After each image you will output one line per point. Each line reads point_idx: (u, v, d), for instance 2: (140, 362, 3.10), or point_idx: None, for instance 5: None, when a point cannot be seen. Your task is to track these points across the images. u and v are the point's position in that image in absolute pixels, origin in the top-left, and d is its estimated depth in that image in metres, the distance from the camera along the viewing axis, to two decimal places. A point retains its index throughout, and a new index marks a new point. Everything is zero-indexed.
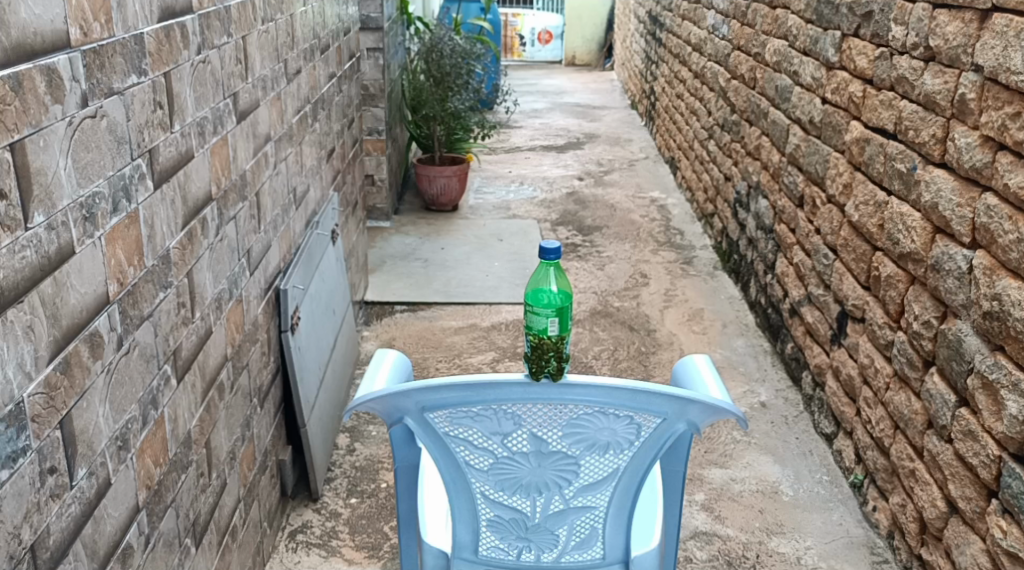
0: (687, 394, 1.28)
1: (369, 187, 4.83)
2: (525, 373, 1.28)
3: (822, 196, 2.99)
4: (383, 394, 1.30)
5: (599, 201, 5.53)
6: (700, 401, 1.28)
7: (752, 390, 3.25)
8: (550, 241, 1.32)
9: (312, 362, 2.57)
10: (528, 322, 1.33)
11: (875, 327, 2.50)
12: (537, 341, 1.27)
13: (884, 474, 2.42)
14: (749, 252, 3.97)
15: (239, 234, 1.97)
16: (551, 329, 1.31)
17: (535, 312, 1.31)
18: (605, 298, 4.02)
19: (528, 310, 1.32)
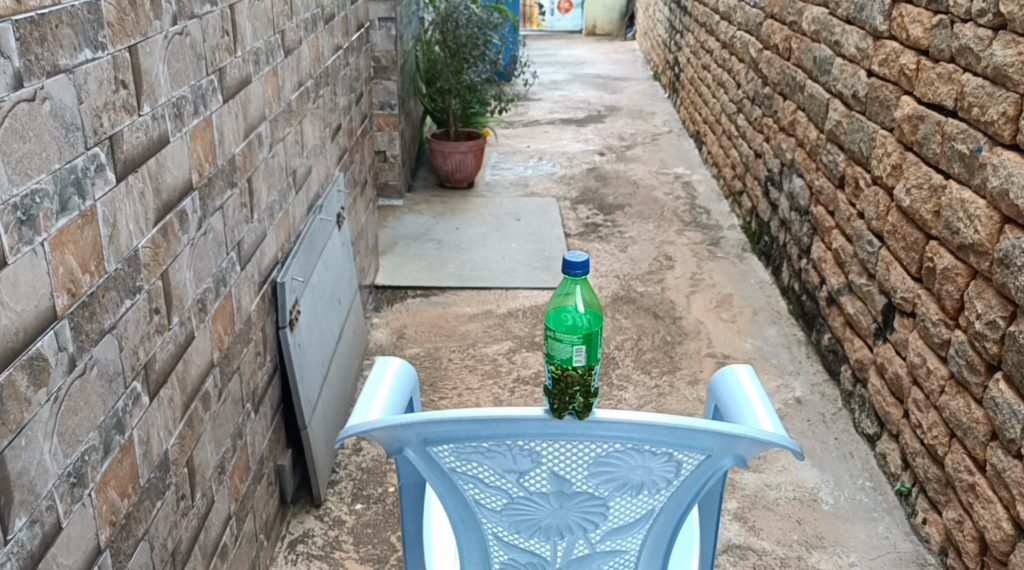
0: (735, 429, 1.08)
1: (380, 163, 4.62)
2: (545, 407, 1.08)
3: (866, 177, 2.77)
4: (383, 425, 1.11)
5: (621, 177, 5.30)
6: (753, 437, 1.09)
7: (786, 384, 3.04)
8: (577, 253, 1.10)
9: (314, 358, 2.39)
10: (547, 350, 1.10)
11: (928, 324, 2.28)
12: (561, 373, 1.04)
13: (937, 484, 2.22)
14: (782, 233, 3.75)
15: (228, 224, 1.78)
16: (577, 358, 1.08)
17: (557, 338, 1.08)
18: (628, 282, 3.81)
19: (548, 335, 1.09)
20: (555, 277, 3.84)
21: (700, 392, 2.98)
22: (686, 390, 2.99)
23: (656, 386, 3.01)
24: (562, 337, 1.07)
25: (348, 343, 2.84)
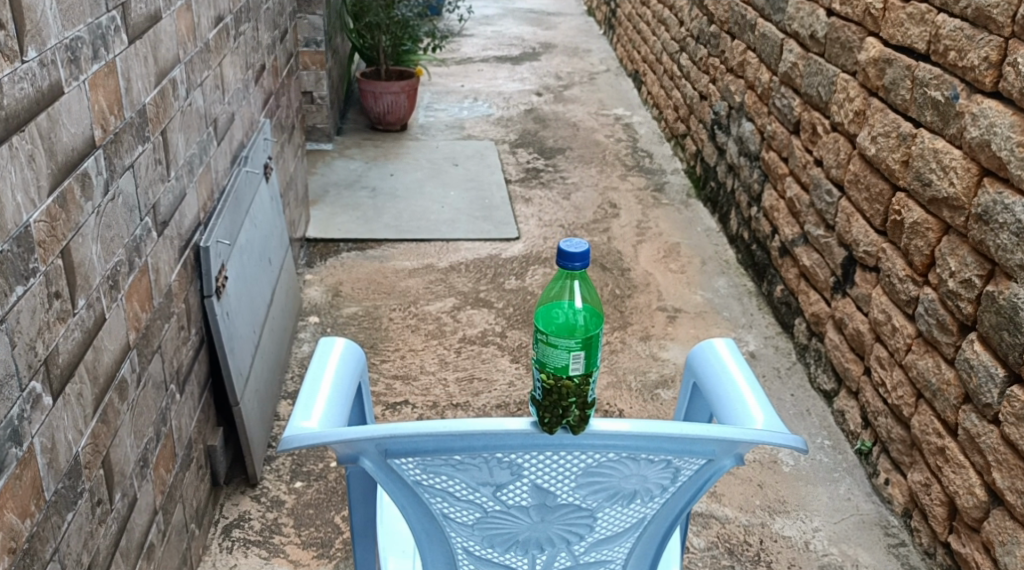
0: (745, 433, 0.95)
1: (307, 105, 4.34)
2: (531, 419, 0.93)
3: (824, 123, 2.65)
4: (331, 439, 0.95)
5: (560, 119, 5.11)
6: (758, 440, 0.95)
7: (739, 337, 2.94)
8: (577, 242, 0.95)
9: (244, 326, 2.19)
10: (536, 353, 0.94)
11: (894, 280, 2.18)
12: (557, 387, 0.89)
13: (901, 445, 2.14)
14: (730, 179, 3.63)
15: (140, 186, 1.56)
16: (573, 368, 0.93)
17: (552, 342, 0.92)
18: (573, 232, 3.66)
19: (540, 338, 0.93)
20: (497, 227, 3.67)
21: (652, 348, 2.86)
22: (639, 346, 2.88)
23: (607, 344, 2.89)
24: (559, 341, 0.92)
25: (282, 305, 2.64)
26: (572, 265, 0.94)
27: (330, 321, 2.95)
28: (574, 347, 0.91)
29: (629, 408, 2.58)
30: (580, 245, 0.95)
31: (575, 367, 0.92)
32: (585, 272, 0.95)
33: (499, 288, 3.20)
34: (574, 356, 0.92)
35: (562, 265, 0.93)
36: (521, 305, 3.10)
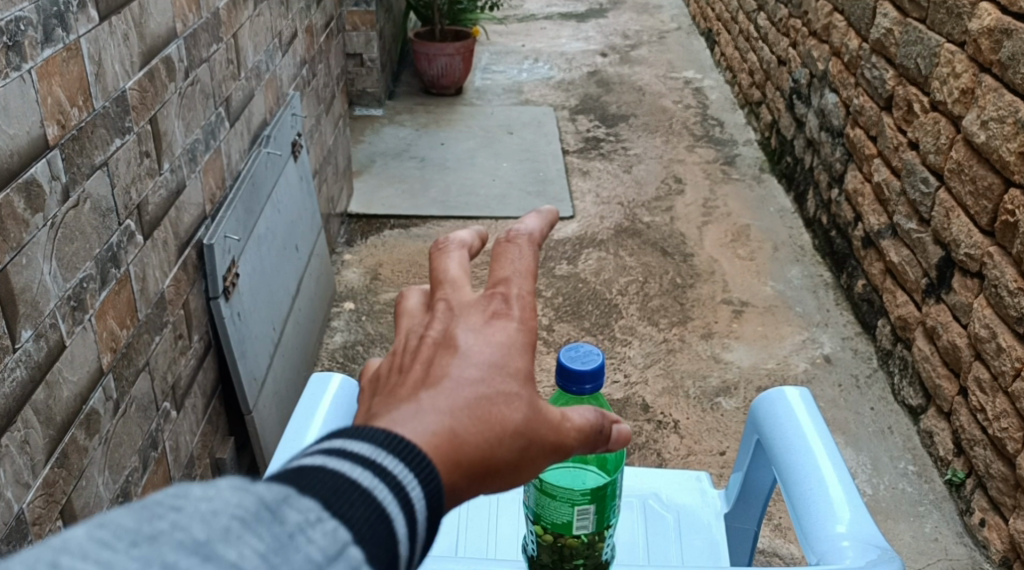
0: None
1: (356, 67, 4.11)
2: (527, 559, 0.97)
3: (922, 100, 2.31)
4: None
5: (625, 82, 4.78)
6: None
7: (812, 338, 2.64)
8: (591, 363, 0.89)
9: (261, 327, 2.00)
10: (537, 506, 0.92)
11: (1002, 291, 1.87)
12: (566, 543, 0.92)
13: (1003, 484, 1.86)
14: (808, 155, 3.30)
15: (119, 185, 1.35)
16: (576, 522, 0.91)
17: (556, 501, 0.89)
18: (633, 211, 3.38)
19: (544, 497, 0.90)
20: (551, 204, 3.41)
21: (714, 349, 2.60)
22: (699, 346, 2.61)
23: (665, 342, 2.63)
24: (563, 502, 0.89)
25: (309, 293, 2.44)
26: (580, 387, 0.89)
27: (366, 308, 2.75)
28: (579, 502, 0.89)
29: (686, 419, 2.33)
30: (593, 367, 0.89)
31: (580, 523, 0.90)
32: (592, 394, 0.90)
33: (549, 275, 2.96)
34: (578, 512, 0.89)
35: (570, 387, 0.89)
36: (572, 294, 2.85)
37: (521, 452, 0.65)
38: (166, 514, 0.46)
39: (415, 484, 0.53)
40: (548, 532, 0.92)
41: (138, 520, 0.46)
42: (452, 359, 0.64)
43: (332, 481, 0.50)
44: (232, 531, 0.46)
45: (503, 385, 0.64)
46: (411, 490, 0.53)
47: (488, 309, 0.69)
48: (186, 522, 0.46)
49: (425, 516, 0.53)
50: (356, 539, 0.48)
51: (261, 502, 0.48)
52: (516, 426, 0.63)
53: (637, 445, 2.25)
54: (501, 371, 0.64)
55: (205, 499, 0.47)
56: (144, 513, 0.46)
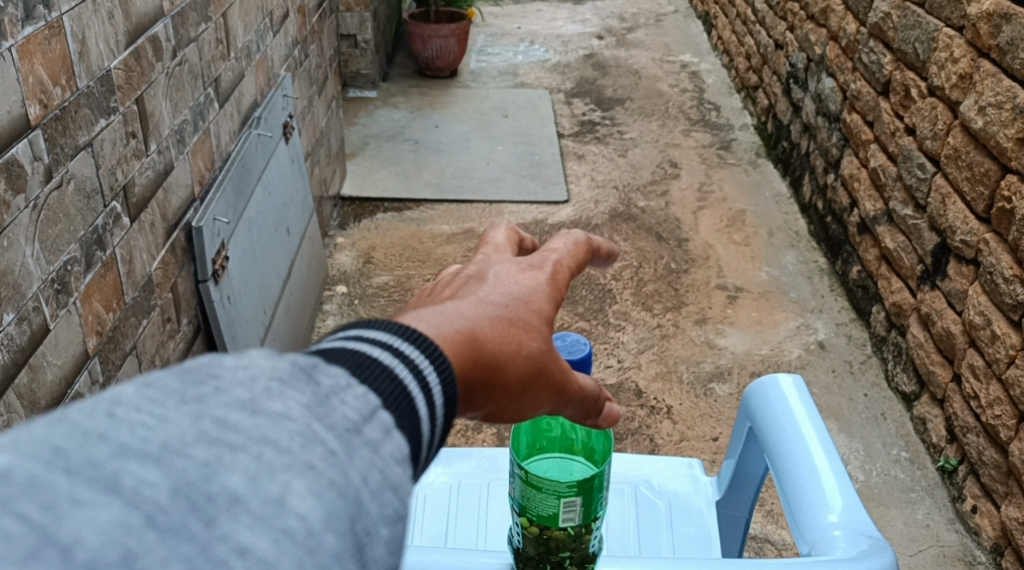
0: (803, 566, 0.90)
1: (350, 49, 4.07)
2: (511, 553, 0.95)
3: (920, 85, 2.29)
4: None
5: (621, 65, 4.75)
6: None
7: (806, 324, 2.63)
8: (579, 352, 0.88)
9: (252, 310, 1.98)
10: (523, 497, 0.91)
11: (997, 278, 1.86)
12: (552, 535, 0.92)
13: (995, 472, 1.86)
14: (805, 140, 3.28)
15: (104, 167, 1.33)
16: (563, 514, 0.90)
17: (541, 492, 0.89)
18: (628, 195, 3.36)
19: (529, 487, 0.89)
20: (546, 188, 3.39)
21: (708, 334, 2.58)
22: (693, 331, 2.60)
23: (658, 327, 2.61)
24: (547, 493, 0.88)
25: (301, 276, 2.42)
26: None
27: (358, 292, 2.73)
28: (565, 494, 0.87)
29: (679, 404, 2.32)
30: (581, 357, 0.88)
31: (566, 516, 0.89)
32: None
33: None
34: (564, 504, 0.88)
35: None
36: None
37: (530, 382, 0.68)
38: (206, 380, 0.45)
39: (432, 370, 0.53)
40: (534, 525, 0.91)
41: (184, 383, 0.45)
42: (481, 288, 0.70)
43: (355, 358, 0.50)
44: (273, 390, 0.45)
45: (527, 315, 0.69)
46: (430, 376, 0.53)
47: (524, 262, 0.76)
48: (226, 386, 0.45)
49: (444, 406, 0.53)
50: (385, 408, 0.48)
51: (296, 369, 0.47)
52: (535, 353, 0.67)
53: (630, 430, 2.24)
54: (526, 304, 0.70)
55: (238, 368, 0.46)
56: (186, 378, 0.45)
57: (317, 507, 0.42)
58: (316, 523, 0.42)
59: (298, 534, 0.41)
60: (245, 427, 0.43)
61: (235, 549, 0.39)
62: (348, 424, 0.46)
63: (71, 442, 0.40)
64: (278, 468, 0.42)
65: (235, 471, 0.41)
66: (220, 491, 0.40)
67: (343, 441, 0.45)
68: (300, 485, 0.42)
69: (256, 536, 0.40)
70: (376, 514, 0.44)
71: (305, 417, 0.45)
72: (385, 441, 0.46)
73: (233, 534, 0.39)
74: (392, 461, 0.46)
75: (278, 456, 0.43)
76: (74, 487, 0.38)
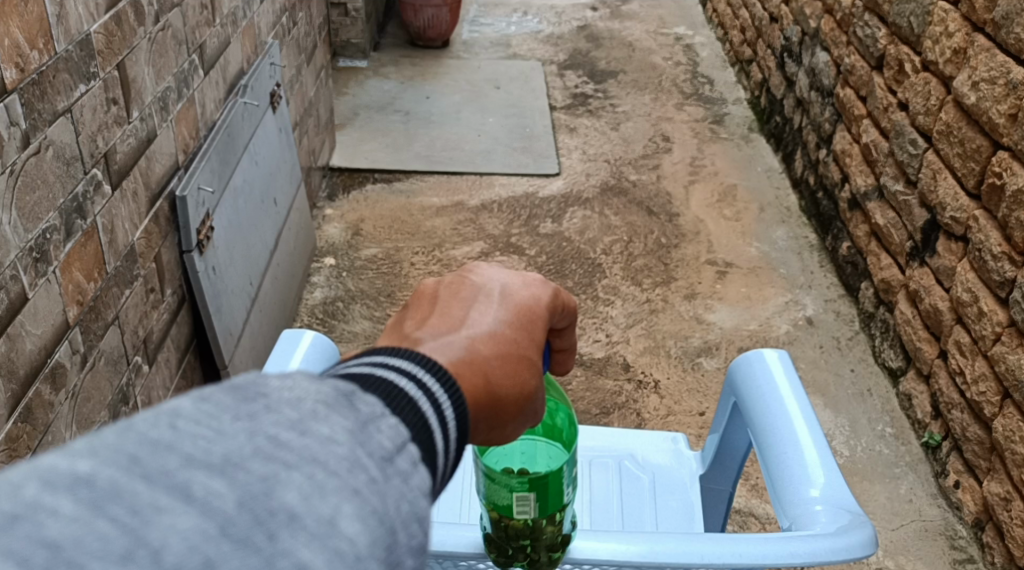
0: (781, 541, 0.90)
1: (341, 17, 4.02)
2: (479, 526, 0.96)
3: (913, 60, 2.27)
4: None
5: (615, 37, 4.71)
6: (804, 560, 0.88)
7: (795, 300, 2.63)
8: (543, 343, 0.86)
9: (238, 281, 1.97)
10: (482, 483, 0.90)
11: (985, 256, 1.86)
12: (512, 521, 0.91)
13: (978, 448, 1.86)
14: (798, 115, 3.26)
15: (84, 133, 1.31)
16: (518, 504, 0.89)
17: (494, 484, 0.88)
18: (619, 169, 3.34)
19: (485, 477, 0.89)
20: (537, 161, 3.37)
21: (697, 309, 2.58)
22: (682, 306, 2.60)
23: (647, 302, 2.61)
24: (500, 486, 0.87)
25: (288, 248, 2.40)
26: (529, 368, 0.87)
27: (347, 264, 2.71)
28: (517, 488, 0.87)
29: (666, 379, 2.32)
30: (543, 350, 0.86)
31: (520, 508, 0.88)
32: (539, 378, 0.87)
33: (533, 233, 2.93)
34: (518, 498, 0.88)
35: None
36: (556, 253, 2.83)
37: (520, 416, 0.72)
38: (255, 398, 0.45)
39: (447, 404, 0.56)
40: (493, 515, 0.91)
41: (236, 400, 0.45)
42: (488, 315, 0.73)
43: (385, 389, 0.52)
44: (320, 411, 0.46)
45: (528, 350, 0.73)
46: (445, 411, 0.55)
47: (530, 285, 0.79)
48: (276, 406, 0.45)
49: (455, 443, 0.55)
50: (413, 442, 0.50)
51: (338, 392, 0.48)
52: (531, 390, 0.72)
53: (617, 404, 2.24)
54: (526, 336, 0.74)
55: (284, 390, 0.47)
56: (237, 395, 0.45)
57: (365, 531, 0.43)
58: (364, 548, 0.42)
59: (349, 557, 0.42)
60: (297, 447, 0.44)
61: (294, 565, 0.40)
62: (385, 453, 0.47)
63: (143, 451, 0.41)
64: (329, 490, 0.43)
65: (292, 490, 0.42)
66: (280, 507, 0.41)
67: (381, 468, 0.46)
68: (349, 509, 0.43)
69: (312, 555, 0.40)
70: (407, 543, 0.45)
71: (351, 440, 0.46)
72: (415, 473, 0.47)
73: (293, 551, 0.40)
74: (421, 490, 0.47)
75: (329, 478, 0.43)
76: (153, 494, 0.39)
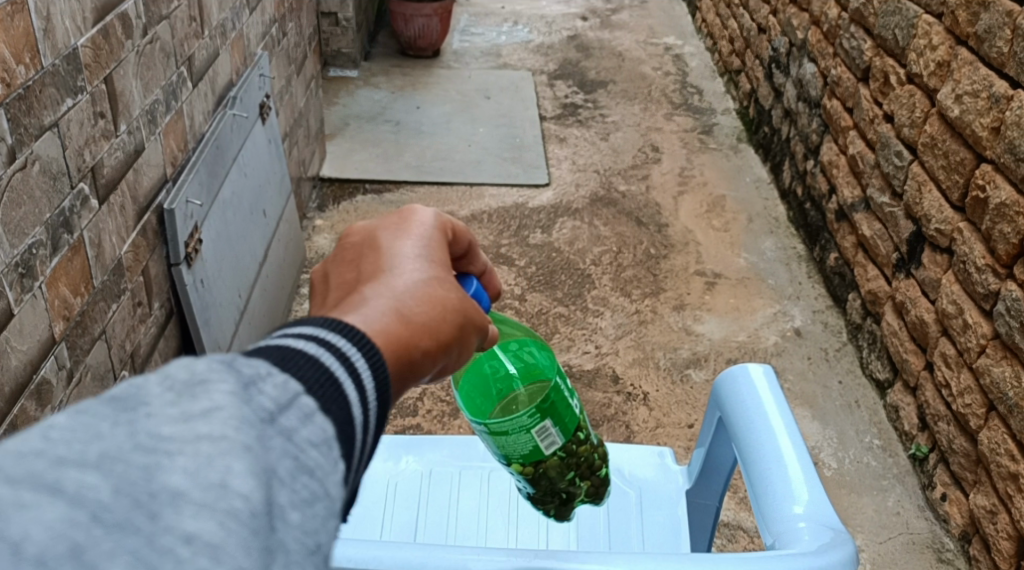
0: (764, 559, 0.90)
1: (331, 27, 4.03)
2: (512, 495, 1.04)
3: (898, 72, 2.29)
4: None
5: (605, 47, 4.72)
6: None
7: (784, 311, 2.64)
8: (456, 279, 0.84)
9: (226, 293, 1.96)
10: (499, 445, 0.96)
11: (970, 268, 1.87)
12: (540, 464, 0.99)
13: (965, 460, 1.87)
14: (785, 125, 3.27)
15: (71, 147, 1.31)
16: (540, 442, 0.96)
17: (513, 436, 0.94)
18: (609, 179, 3.35)
19: (500, 437, 0.95)
20: (526, 171, 3.38)
21: (686, 321, 2.59)
22: (671, 317, 2.60)
23: (637, 313, 2.62)
24: (520, 436, 0.94)
25: (277, 259, 2.40)
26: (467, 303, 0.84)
27: None
28: (532, 424, 0.94)
29: (655, 391, 2.32)
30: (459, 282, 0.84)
31: (545, 440, 0.96)
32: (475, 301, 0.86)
33: (522, 244, 2.93)
34: (538, 432, 0.95)
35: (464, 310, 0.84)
36: (546, 264, 2.83)
37: (461, 334, 0.71)
38: (137, 407, 0.44)
39: (358, 352, 0.55)
40: (525, 465, 0.97)
41: (116, 409, 0.44)
42: (381, 267, 0.71)
43: (279, 352, 0.51)
44: (197, 388, 0.45)
45: (433, 276, 0.71)
46: (355, 363, 0.54)
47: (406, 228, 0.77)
48: (155, 407, 0.44)
49: (374, 385, 0.55)
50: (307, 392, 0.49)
51: (218, 363, 0.47)
52: (455, 307, 0.71)
53: (606, 416, 2.24)
54: (425, 266, 0.72)
55: (161, 387, 0.46)
56: (116, 404, 0.44)
57: (257, 488, 0.43)
58: (258, 506, 0.43)
59: (243, 515, 0.42)
60: (177, 434, 0.43)
61: (180, 538, 0.40)
62: (268, 415, 0.46)
63: (12, 461, 0.40)
64: (215, 458, 0.43)
65: (176, 470, 0.42)
66: (162, 489, 0.41)
67: (265, 430, 0.45)
68: (240, 467, 0.43)
69: (199, 525, 0.41)
70: (290, 500, 0.45)
71: (234, 403, 0.45)
72: (305, 428, 0.47)
73: (177, 524, 0.40)
74: (310, 444, 0.47)
75: (213, 445, 0.43)
76: (17, 492, 0.38)
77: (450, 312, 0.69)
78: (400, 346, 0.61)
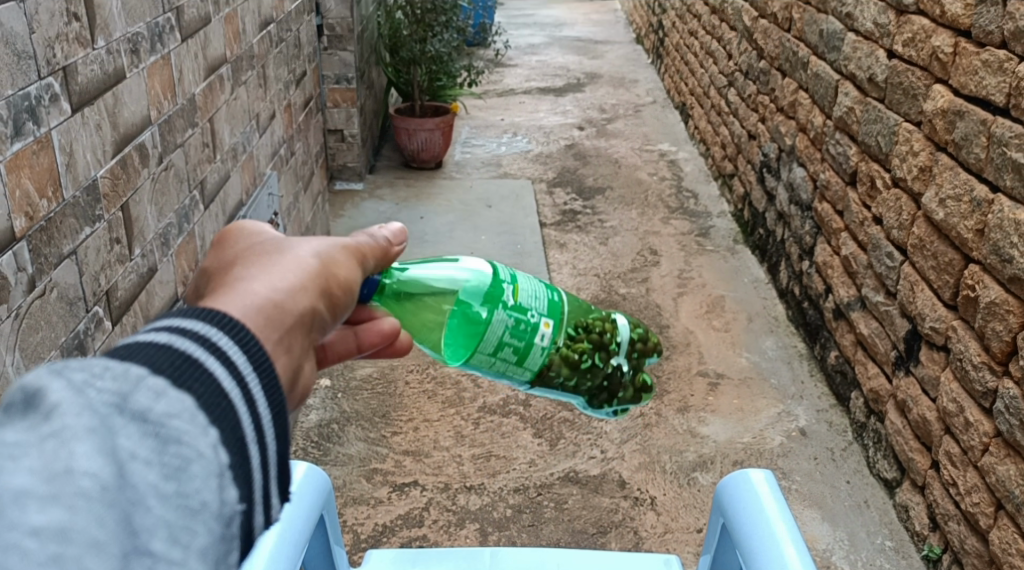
0: None
1: (337, 143, 4.16)
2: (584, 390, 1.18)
3: (884, 176, 2.36)
4: None
5: (602, 155, 4.86)
6: None
7: (788, 411, 2.65)
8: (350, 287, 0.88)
9: None
10: (538, 322, 1.06)
11: (967, 366, 1.90)
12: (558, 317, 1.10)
13: (977, 560, 1.86)
14: (780, 227, 3.35)
15: (88, 274, 1.36)
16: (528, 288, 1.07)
17: (520, 294, 1.05)
18: (609, 283, 3.41)
19: (524, 305, 1.05)
20: None
21: (690, 423, 2.60)
22: (676, 420, 2.61)
23: (641, 416, 2.63)
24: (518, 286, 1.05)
25: None
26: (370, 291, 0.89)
27: (342, 385, 2.74)
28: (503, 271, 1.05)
29: (663, 495, 2.32)
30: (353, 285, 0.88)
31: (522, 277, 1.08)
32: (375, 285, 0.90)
33: None
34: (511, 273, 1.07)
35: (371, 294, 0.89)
36: None
37: (328, 269, 0.75)
38: None
39: (218, 332, 0.58)
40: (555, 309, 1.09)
41: None
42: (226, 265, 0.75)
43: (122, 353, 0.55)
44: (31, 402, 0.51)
45: (274, 246, 0.75)
46: (221, 342, 0.57)
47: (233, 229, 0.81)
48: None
49: (244, 353, 0.58)
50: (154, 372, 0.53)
51: (50, 373, 0.52)
52: (307, 255, 0.75)
53: (613, 523, 2.23)
54: (263, 243, 0.76)
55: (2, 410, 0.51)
56: None
57: (107, 463, 0.49)
58: (110, 479, 0.48)
59: (94, 491, 0.48)
60: (19, 439, 0.48)
61: (28, 532, 0.46)
62: (113, 400, 0.51)
63: None
64: (52, 449, 0.48)
65: (20, 471, 0.47)
66: (7, 488, 0.46)
67: (107, 413, 0.50)
68: (85, 449, 0.48)
69: (47, 516, 0.46)
70: (142, 464, 0.50)
71: (72, 398, 0.50)
72: (157, 399, 0.52)
73: (26, 520, 0.46)
74: (167, 417, 0.51)
75: (57, 439, 0.48)
76: None
77: (303, 259, 0.74)
78: (261, 299, 0.66)
